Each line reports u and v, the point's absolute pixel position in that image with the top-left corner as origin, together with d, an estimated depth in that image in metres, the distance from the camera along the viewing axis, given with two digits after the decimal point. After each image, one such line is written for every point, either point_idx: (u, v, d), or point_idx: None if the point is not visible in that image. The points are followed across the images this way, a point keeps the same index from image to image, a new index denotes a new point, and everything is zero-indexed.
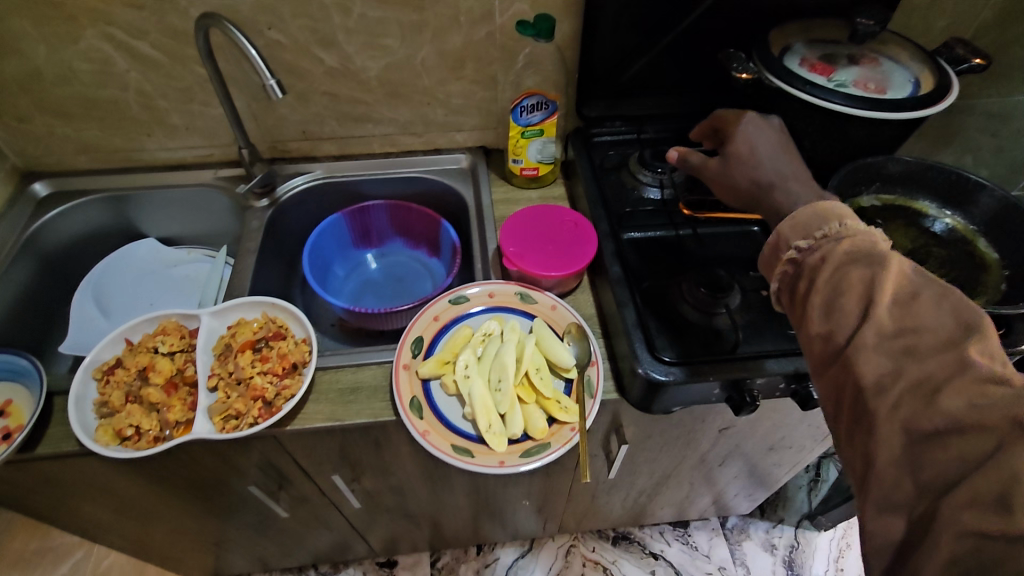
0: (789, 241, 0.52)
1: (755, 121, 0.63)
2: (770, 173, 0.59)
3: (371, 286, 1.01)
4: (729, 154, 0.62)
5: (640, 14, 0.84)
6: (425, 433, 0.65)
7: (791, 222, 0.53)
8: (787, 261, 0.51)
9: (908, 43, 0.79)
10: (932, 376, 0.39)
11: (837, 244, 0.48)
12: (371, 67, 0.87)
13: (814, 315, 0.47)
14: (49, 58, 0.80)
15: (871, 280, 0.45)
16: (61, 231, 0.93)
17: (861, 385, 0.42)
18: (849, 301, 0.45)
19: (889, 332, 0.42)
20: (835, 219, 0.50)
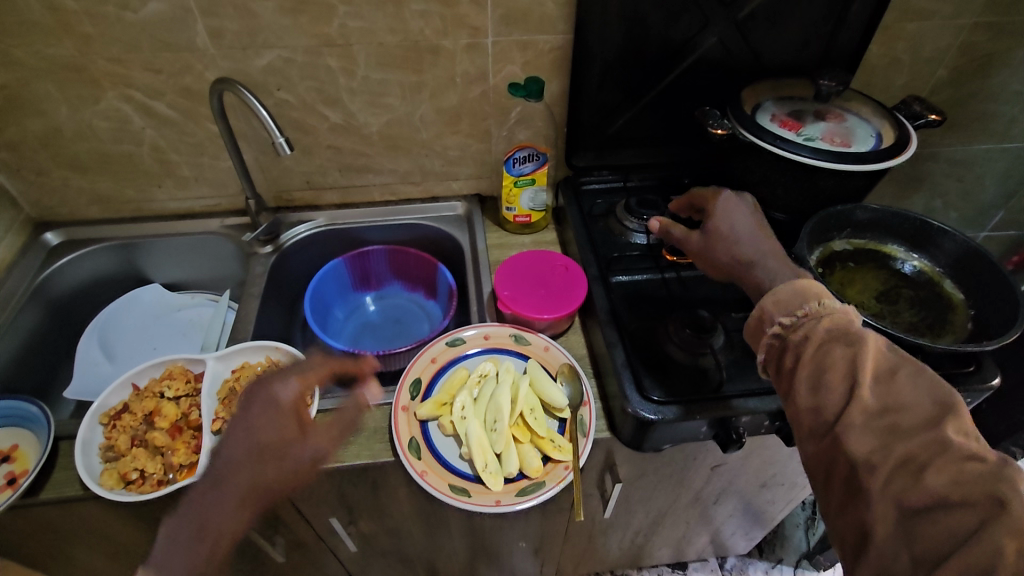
0: (773, 317, 0.56)
1: (731, 201, 0.69)
2: (748, 250, 0.63)
3: (370, 328, 1.04)
4: (710, 231, 0.67)
5: (624, 75, 0.91)
6: (423, 474, 0.67)
7: (773, 298, 0.57)
8: (772, 335, 0.56)
9: (869, 101, 0.85)
10: (917, 454, 0.42)
11: (818, 322, 0.53)
12: (373, 123, 0.93)
13: (802, 391, 0.50)
14: (69, 117, 0.85)
15: (852, 359, 0.49)
16: (69, 277, 0.96)
17: (853, 462, 0.45)
18: (833, 378, 0.49)
19: (874, 411, 0.46)
20: (814, 299, 0.55)
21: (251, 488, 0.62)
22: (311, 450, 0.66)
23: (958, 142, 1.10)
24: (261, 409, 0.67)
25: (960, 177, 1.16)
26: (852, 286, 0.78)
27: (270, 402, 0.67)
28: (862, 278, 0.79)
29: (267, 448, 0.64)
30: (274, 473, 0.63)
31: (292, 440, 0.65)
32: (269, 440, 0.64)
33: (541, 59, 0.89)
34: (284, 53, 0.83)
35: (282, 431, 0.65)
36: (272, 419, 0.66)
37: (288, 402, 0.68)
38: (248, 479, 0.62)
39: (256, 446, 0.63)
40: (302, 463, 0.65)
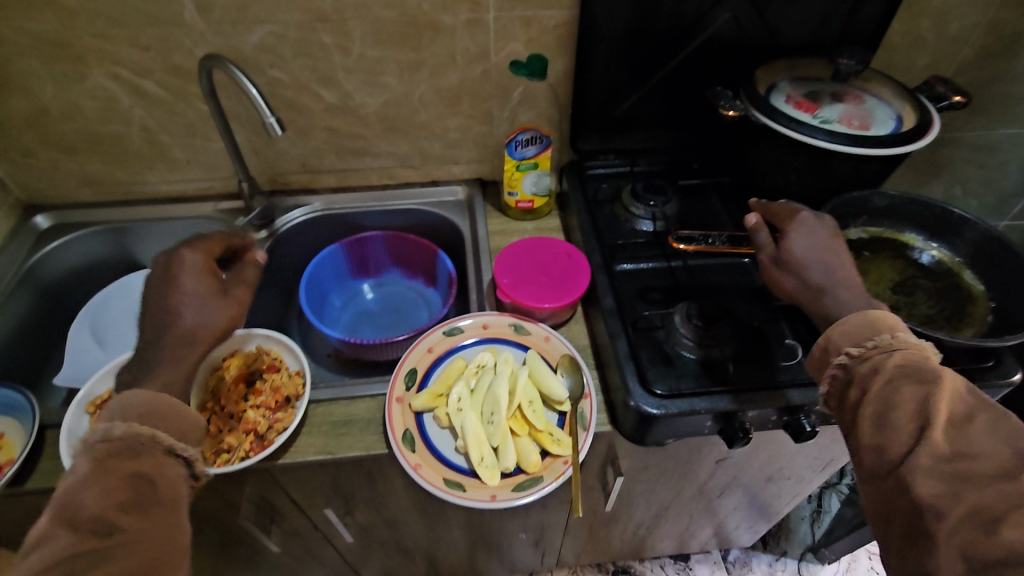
0: (839, 346, 0.55)
1: (812, 221, 0.66)
2: (822, 275, 0.61)
3: (368, 317, 1.02)
4: (788, 247, 0.63)
5: (630, 54, 0.87)
6: (417, 467, 0.65)
7: (840, 327, 0.56)
8: (836, 365, 0.55)
9: (890, 81, 0.81)
10: (990, 506, 0.41)
11: (889, 356, 0.51)
12: (370, 103, 0.89)
13: (866, 426, 0.50)
14: (55, 96, 0.82)
15: (924, 399, 0.47)
16: (60, 262, 0.94)
17: (919, 506, 0.44)
18: (901, 417, 0.48)
19: (945, 455, 0.44)
20: (886, 331, 0.54)
21: (198, 334, 0.61)
22: (241, 300, 0.65)
23: (981, 127, 1.05)
24: (176, 274, 0.63)
25: (981, 163, 1.11)
26: (867, 277, 0.75)
27: (181, 267, 0.63)
28: (877, 268, 0.76)
29: (202, 301, 0.62)
30: (219, 317, 0.62)
31: (218, 290, 0.64)
32: (198, 294, 0.62)
33: (545, 37, 0.85)
34: (275, 29, 0.79)
35: (205, 287, 0.63)
36: (192, 278, 0.63)
37: (197, 264, 0.65)
38: (192, 327, 0.60)
39: (196, 299, 0.62)
40: (235, 308, 0.64)
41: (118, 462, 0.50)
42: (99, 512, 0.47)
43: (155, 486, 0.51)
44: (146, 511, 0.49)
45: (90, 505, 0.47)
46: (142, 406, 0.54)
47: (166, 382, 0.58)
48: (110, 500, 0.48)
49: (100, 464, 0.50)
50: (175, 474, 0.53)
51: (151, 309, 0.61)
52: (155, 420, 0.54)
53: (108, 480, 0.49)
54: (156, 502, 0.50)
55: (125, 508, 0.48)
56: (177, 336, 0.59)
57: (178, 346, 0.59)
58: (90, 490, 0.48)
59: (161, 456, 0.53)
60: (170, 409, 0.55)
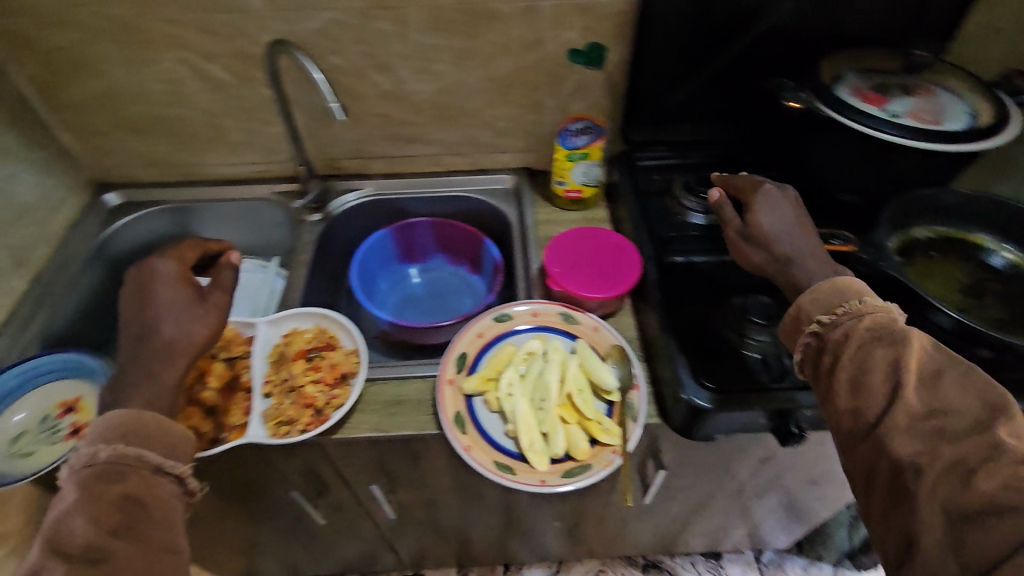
0: (810, 314, 0.55)
1: (773, 193, 0.67)
2: (788, 247, 0.62)
3: (413, 301, 1.03)
4: (752, 221, 0.65)
5: (689, 42, 0.85)
6: (469, 449, 0.66)
7: (810, 296, 0.56)
8: (809, 333, 0.55)
9: (964, 75, 0.78)
10: (966, 458, 0.42)
11: (858, 321, 0.52)
12: (424, 90, 0.90)
13: (842, 391, 0.50)
14: (128, 79, 0.86)
15: (895, 359, 0.48)
16: (127, 238, 0.99)
17: (900, 465, 0.44)
18: (876, 379, 0.48)
19: (919, 413, 0.45)
20: (854, 296, 0.54)
21: (178, 345, 0.62)
22: (221, 305, 0.67)
23: None
24: (153, 287, 0.65)
25: None
26: (932, 278, 0.73)
27: (155, 277, 0.66)
28: (943, 269, 0.73)
29: (180, 310, 0.64)
30: (198, 326, 0.64)
31: (194, 300, 0.66)
32: (175, 303, 0.64)
33: (601, 26, 0.84)
34: (337, 16, 0.81)
35: (180, 296, 0.65)
36: (167, 287, 0.65)
37: (172, 273, 0.67)
38: (171, 338, 0.62)
39: (174, 310, 0.63)
40: (211, 315, 0.65)
41: (104, 486, 0.51)
42: (87, 541, 0.47)
43: (144, 506, 0.51)
44: (135, 534, 0.50)
45: (78, 534, 0.47)
46: (123, 426, 0.55)
47: (149, 399, 0.58)
48: (97, 527, 0.48)
49: (86, 491, 0.50)
50: (166, 491, 0.54)
51: (129, 322, 0.63)
52: (138, 438, 0.54)
53: (96, 507, 0.49)
54: (146, 523, 0.51)
55: (114, 534, 0.49)
56: (156, 349, 0.61)
57: (154, 360, 0.60)
58: (78, 519, 0.48)
59: (149, 475, 0.53)
60: (152, 426, 0.56)
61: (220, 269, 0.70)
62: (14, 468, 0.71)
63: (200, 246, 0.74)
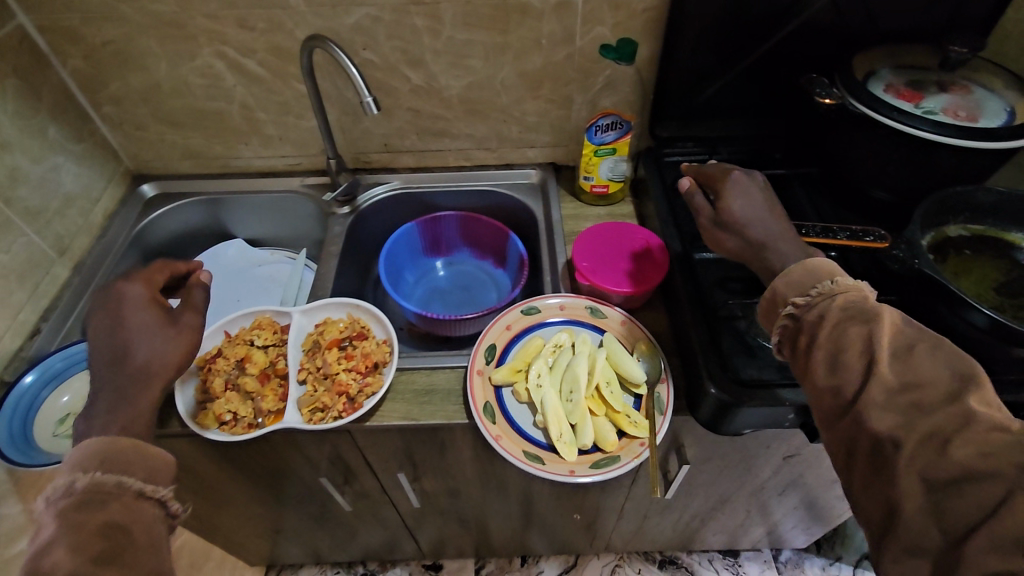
0: (787, 297, 0.56)
1: (742, 179, 0.67)
2: (758, 232, 0.62)
3: (439, 293, 1.05)
4: (723, 209, 0.65)
5: (721, 37, 0.85)
6: (498, 438, 0.67)
7: (785, 279, 0.56)
8: (786, 315, 0.55)
9: (1002, 72, 0.77)
10: (943, 428, 0.41)
11: (832, 301, 0.51)
12: (454, 85, 0.91)
13: (820, 369, 0.49)
14: (168, 73, 0.89)
15: (869, 336, 0.47)
16: (162, 229, 1.01)
17: (879, 439, 0.43)
18: (851, 356, 0.47)
19: (895, 387, 0.44)
20: (827, 278, 0.54)
21: (153, 367, 0.63)
22: (193, 324, 0.69)
23: None
24: (123, 311, 0.66)
25: None
26: (968, 276, 0.72)
27: (125, 302, 0.67)
28: (980, 267, 0.73)
29: (151, 332, 0.65)
30: (171, 346, 0.65)
31: (164, 321, 0.67)
32: (145, 326, 0.65)
33: (632, 21, 0.84)
34: (372, 12, 0.82)
35: (151, 318, 0.66)
36: (136, 310, 0.66)
37: (141, 298, 0.68)
38: (145, 360, 0.63)
39: (146, 333, 0.65)
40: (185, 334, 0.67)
41: (85, 512, 0.50)
42: (74, 567, 0.45)
43: (130, 530, 0.50)
44: (121, 559, 0.48)
45: (61, 562, 0.45)
46: (101, 454, 0.55)
47: (126, 424, 0.59)
48: (82, 554, 0.46)
49: (65, 518, 0.49)
50: (149, 515, 0.53)
51: (98, 348, 0.64)
52: (115, 466, 0.55)
53: (80, 534, 0.48)
54: (132, 549, 0.49)
55: (100, 561, 0.46)
56: (130, 373, 0.62)
57: (131, 384, 0.62)
58: (60, 548, 0.46)
59: (130, 500, 0.53)
60: (128, 453, 0.56)
61: (189, 288, 0.72)
62: (60, 447, 0.73)
63: (167, 268, 0.74)
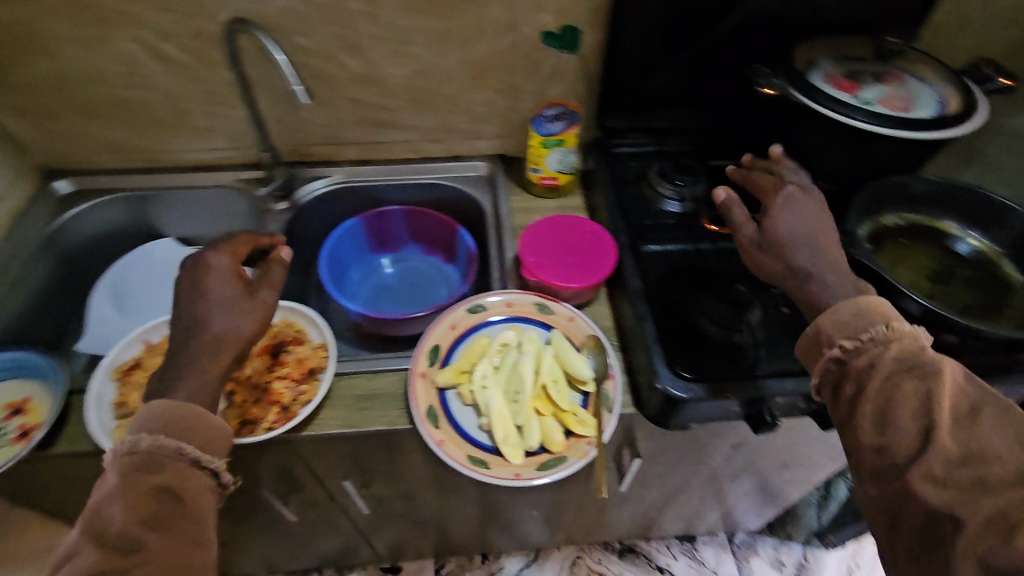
0: (833, 339, 0.54)
1: (795, 198, 0.65)
2: (806, 258, 0.60)
3: (387, 291, 1.01)
4: (768, 227, 0.63)
5: (666, 26, 0.84)
6: (442, 443, 0.65)
7: (832, 317, 0.55)
8: (830, 358, 0.53)
9: (934, 63, 0.78)
10: (1009, 513, 0.40)
11: (885, 349, 0.51)
12: (396, 74, 0.87)
13: (866, 425, 0.48)
14: (78, 58, 0.81)
15: (926, 394, 0.47)
16: (79, 228, 0.93)
17: (933, 513, 0.43)
18: (904, 415, 0.47)
19: (955, 460, 0.43)
20: (880, 321, 0.53)
21: (226, 340, 0.59)
22: (269, 303, 0.64)
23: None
24: (206, 280, 0.62)
25: None
26: (903, 264, 0.73)
27: (212, 273, 0.63)
28: (914, 255, 0.74)
29: (229, 305, 0.61)
30: (247, 322, 0.61)
31: (245, 296, 0.63)
32: (225, 299, 0.61)
33: (578, 8, 0.82)
34: None
35: (231, 292, 0.62)
36: (220, 282, 0.62)
37: (226, 269, 0.64)
38: (220, 333, 0.59)
39: (226, 304, 0.61)
40: (263, 312, 0.63)
41: (142, 476, 0.50)
42: (122, 529, 0.47)
43: (180, 499, 0.50)
44: (169, 525, 0.49)
45: (115, 520, 0.47)
46: (165, 416, 0.54)
47: (193, 392, 0.56)
48: (132, 516, 0.48)
49: (126, 478, 0.50)
50: (200, 485, 0.53)
51: (178, 315, 0.60)
52: (177, 431, 0.54)
53: (134, 496, 0.49)
54: (181, 515, 0.50)
55: (148, 523, 0.48)
56: (203, 343, 0.58)
57: (203, 352, 0.58)
58: (116, 506, 0.48)
59: (184, 469, 0.52)
60: (192, 418, 0.55)
61: (269, 265, 0.67)
62: None
63: (252, 240, 0.71)
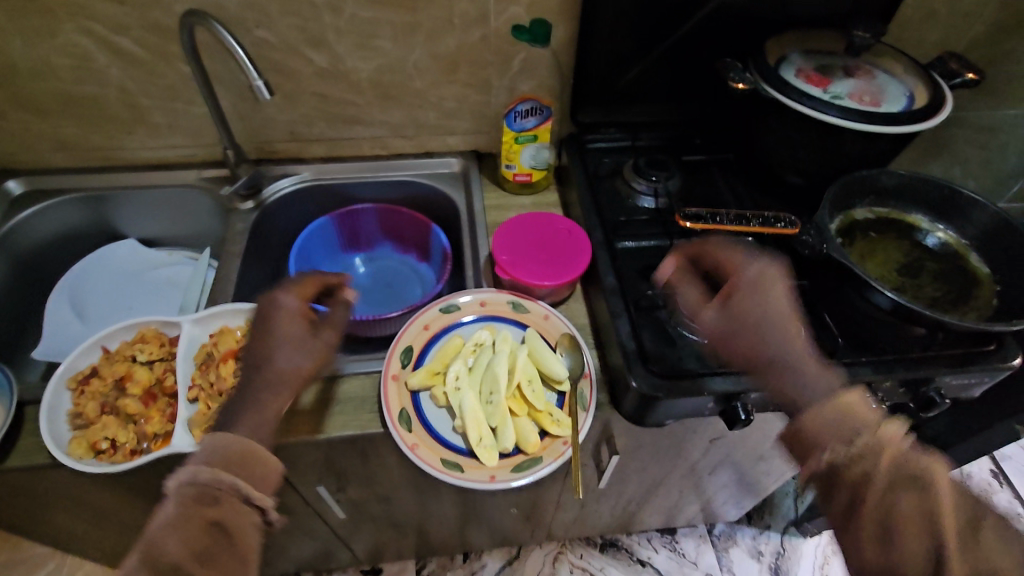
0: (822, 444, 0.53)
1: (762, 279, 0.63)
2: (772, 351, 0.60)
3: (359, 291, 0.98)
4: (734, 318, 0.62)
5: (637, 20, 0.83)
6: (415, 447, 0.64)
7: (816, 418, 0.54)
8: (821, 464, 0.53)
9: (903, 57, 0.79)
10: None
11: (879, 461, 0.50)
12: (362, 68, 0.85)
13: (869, 541, 0.50)
14: (25, 52, 0.77)
15: (928, 512, 0.49)
16: (35, 230, 0.89)
17: None
18: (911, 535, 0.48)
19: None
20: (867, 426, 0.52)
21: (286, 378, 0.61)
22: (331, 342, 0.64)
23: (988, 107, 1.03)
24: (271, 319, 0.63)
25: (983, 144, 1.08)
26: (872, 258, 0.74)
27: (278, 311, 0.64)
28: (883, 249, 0.75)
29: (293, 344, 0.62)
30: (308, 360, 0.62)
31: (309, 334, 0.63)
32: (291, 338, 0.62)
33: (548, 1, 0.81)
34: None
35: (295, 329, 0.63)
36: (287, 321, 0.63)
37: (295, 307, 0.64)
38: (282, 370, 0.61)
39: (289, 341, 0.62)
40: (325, 350, 0.64)
41: (199, 508, 0.49)
42: (176, 561, 0.47)
43: (230, 537, 0.50)
44: (217, 561, 0.49)
45: (171, 552, 0.47)
46: (227, 451, 0.53)
47: (253, 427, 0.57)
48: (188, 548, 0.47)
49: (184, 509, 0.49)
50: (251, 522, 0.52)
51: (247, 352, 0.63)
52: (237, 468, 0.53)
53: (188, 529, 0.48)
54: (228, 552, 0.49)
55: (199, 559, 0.48)
56: (266, 379, 0.60)
57: (263, 390, 0.59)
58: (172, 539, 0.47)
59: (239, 504, 0.51)
60: (251, 456, 0.54)
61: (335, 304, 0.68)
62: None
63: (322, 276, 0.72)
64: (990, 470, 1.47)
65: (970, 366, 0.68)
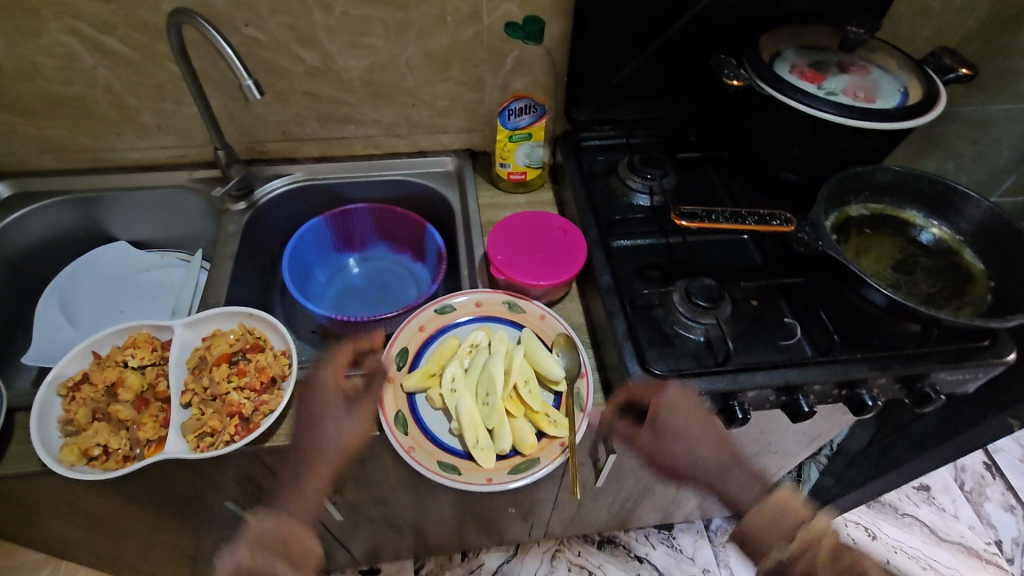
0: (767, 544, 0.87)
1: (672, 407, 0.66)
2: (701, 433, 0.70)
3: (354, 292, 0.98)
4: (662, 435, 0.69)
5: (630, 16, 0.82)
6: (411, 450, 0.63)
7: (754, 526, 0.88)
8: (773, 557, 0.86)
9: (896, 53, 0.79)
10: None
11: (813, 534, 0.85)
12: (354, 66, 0.84)
13: None
14: (9, 53, 0.76)
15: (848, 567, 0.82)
16: (22, 234, 0.88)
17: None
18: None
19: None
20: (791, 531, 0.86)
21: (327, 451, 0.67)
22: (369, 409, 0.67)
23: (980, 102, 1.03)
24: (311, 397, 0.69)
25: (976, 139, 1.09)
26: (867, 255, 0.74)
27: (317, 388, 0.69)
28: (879, 245, 0.75)
29: (334, 419, 0.67)
30: (347, 432, 0.67)
31: (343, 407, 0.68)
32: (333, 413, 0.68)
33: None
34: None
35: (336, 408, 0.68)
36: (327, 398, 0.68)
37: (332, 382, 0.69)
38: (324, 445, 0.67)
39: (331, 419, 0.67)
40: (362, 422, 0.67)
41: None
42: None
43: None
44: None
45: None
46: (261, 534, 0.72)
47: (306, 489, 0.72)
48: None
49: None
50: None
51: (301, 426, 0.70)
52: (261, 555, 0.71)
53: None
54: None
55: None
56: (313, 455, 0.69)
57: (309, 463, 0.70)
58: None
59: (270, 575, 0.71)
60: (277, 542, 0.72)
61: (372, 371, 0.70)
62: None
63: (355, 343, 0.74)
64: (984, 462, 1.48)
65: (965, 361, 0.68)
